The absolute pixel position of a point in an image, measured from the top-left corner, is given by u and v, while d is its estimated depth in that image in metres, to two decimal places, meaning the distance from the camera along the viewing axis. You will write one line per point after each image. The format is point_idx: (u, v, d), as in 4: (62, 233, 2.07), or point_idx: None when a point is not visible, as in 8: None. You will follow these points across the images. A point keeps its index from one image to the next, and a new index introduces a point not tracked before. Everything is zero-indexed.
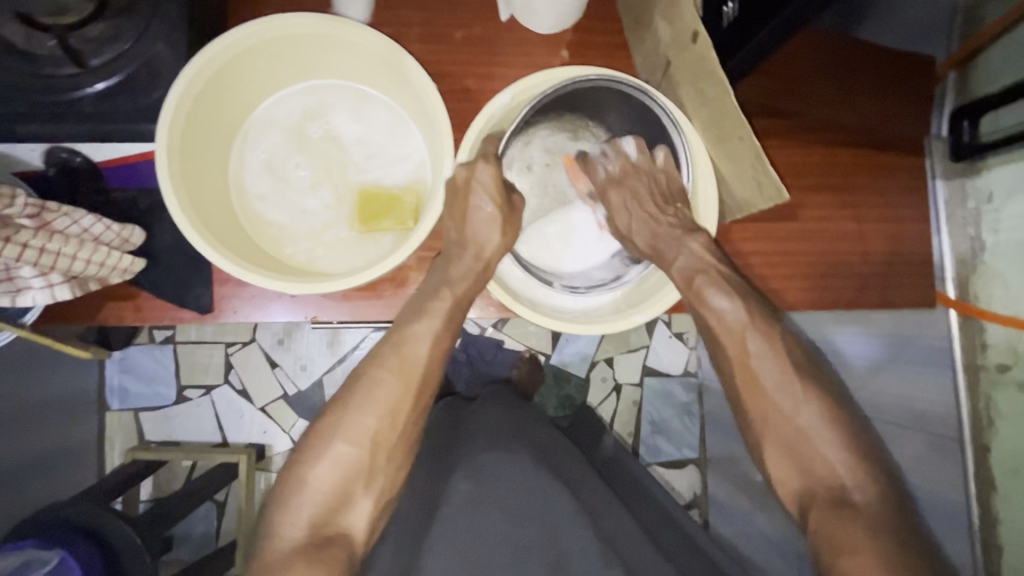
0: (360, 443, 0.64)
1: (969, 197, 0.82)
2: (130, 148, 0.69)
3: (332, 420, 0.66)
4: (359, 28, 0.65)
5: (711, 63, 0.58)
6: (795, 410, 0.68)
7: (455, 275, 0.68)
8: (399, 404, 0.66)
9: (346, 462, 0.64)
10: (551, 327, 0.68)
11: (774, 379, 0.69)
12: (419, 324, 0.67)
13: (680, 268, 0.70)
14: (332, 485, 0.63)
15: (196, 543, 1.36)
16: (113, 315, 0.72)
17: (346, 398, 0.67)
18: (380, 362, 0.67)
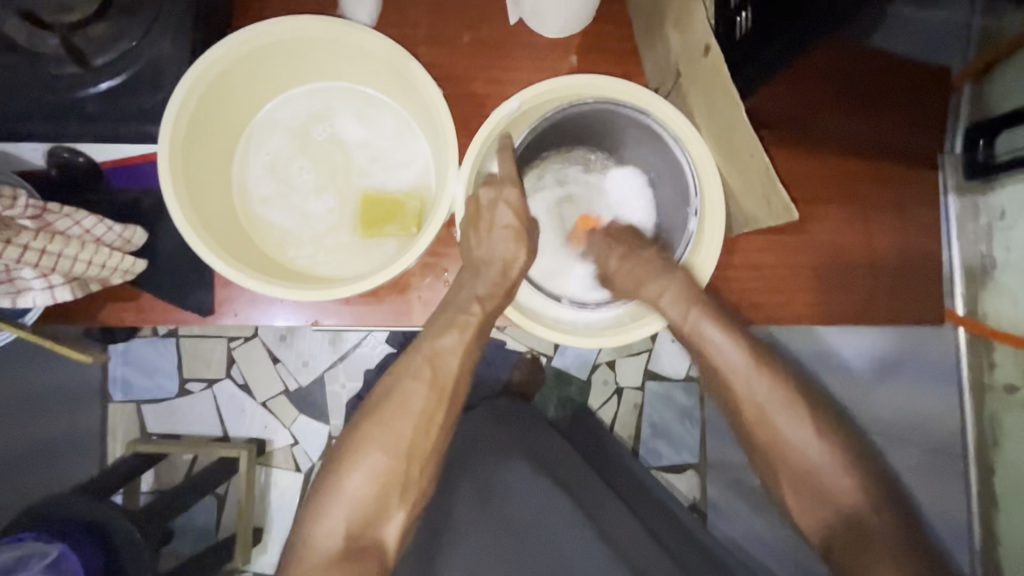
0: (396, 453, 0.68)
1: (981, 212, 0.82)
2: (133, 149, 0.68)
3: (370, 428, 0.70)
4: (366, 32, 0.65)
5: (723, 76, 0.57)
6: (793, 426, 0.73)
7: (483, 290, 0.68)
8: (430, 415, 0.70)
9: (383, 471, 0.68)
10: (547, 336, 0.67)
11: (777, 401, 0.73)
12: (449, 338, 0.69)
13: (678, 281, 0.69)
14: (369, 492, 0.68)
15: (196, 535, 1.36)
16: (112, 315, 0.71)
17: (380, 408, 0.70)
18: (413, 375, 0.70)
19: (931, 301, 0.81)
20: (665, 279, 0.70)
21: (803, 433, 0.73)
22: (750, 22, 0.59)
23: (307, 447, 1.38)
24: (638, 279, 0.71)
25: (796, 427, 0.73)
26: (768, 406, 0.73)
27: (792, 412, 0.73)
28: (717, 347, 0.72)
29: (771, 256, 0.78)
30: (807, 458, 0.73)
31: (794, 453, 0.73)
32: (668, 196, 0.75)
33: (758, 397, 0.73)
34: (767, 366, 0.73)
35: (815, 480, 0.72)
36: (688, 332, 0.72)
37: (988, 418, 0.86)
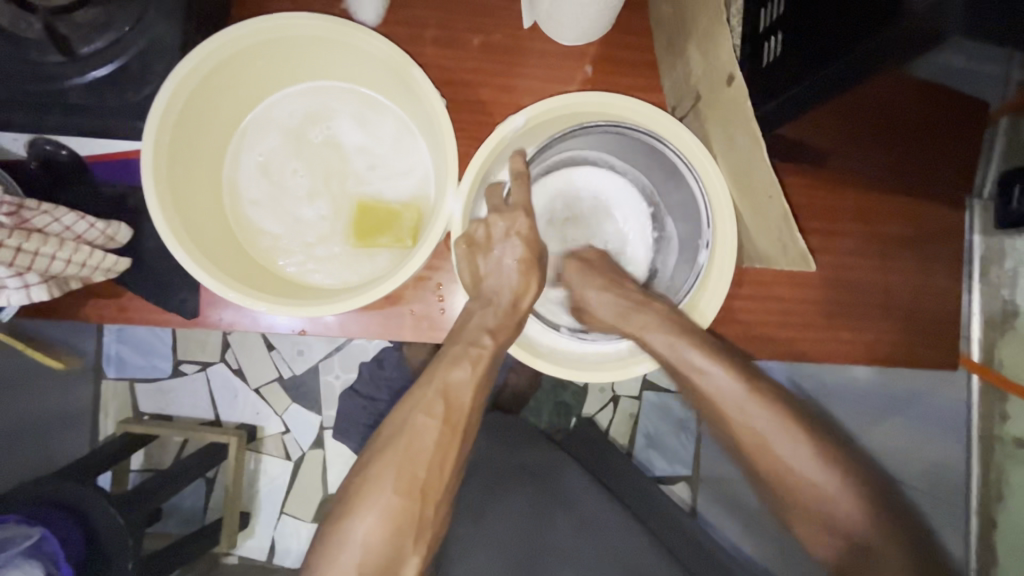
0: (410, 494, 0.60)
1: (1007, 256, 0.78)
2: (109, 146, 0.65)
3: (375, 470, 0.60)
4: (367, 34, 0.61)
5: (744, 109, 0.53)
6: (813, 473, 0.63)
7: (494, 321, 0.63)
8: (444, 455, 0.61)
9: (395, 515, 0.59)
10: (545, 370, 0.64)
11: (790, 444, 0.63)
12: (460, 373, 0.61)
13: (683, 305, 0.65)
14: (381, 542, 0.59)
15: (184, 517, 1.36)
16: (94, 310, 0.68)
17: (387, 449, 0.61)
18: (423, 410, 0.61)
19: (944, 344, 0.77)
20: (639, 313, 0.66)
21: (831, 485, 0.62)
22: (781, 49, 0.55)
23: (297, 436, 1.36)
24: (619, 312, 0.67)
25: (811, 475, 0.63)
26: (772, 445, 0.63)
27: (799, 446, 0.63)
28: (711, 391, 0.65)
29: (786, 289, 0.74)
30: (832, 513, 0.62)
31: (830, 513, 0.62)
32: (686, 227, 0.71)
33: (763, 436, 0.64)
34: (767, 401, 0.64)
35: (853, 543, 0.62)
36: (676, 367, 0.64)
37: (995, 472, 0.85)
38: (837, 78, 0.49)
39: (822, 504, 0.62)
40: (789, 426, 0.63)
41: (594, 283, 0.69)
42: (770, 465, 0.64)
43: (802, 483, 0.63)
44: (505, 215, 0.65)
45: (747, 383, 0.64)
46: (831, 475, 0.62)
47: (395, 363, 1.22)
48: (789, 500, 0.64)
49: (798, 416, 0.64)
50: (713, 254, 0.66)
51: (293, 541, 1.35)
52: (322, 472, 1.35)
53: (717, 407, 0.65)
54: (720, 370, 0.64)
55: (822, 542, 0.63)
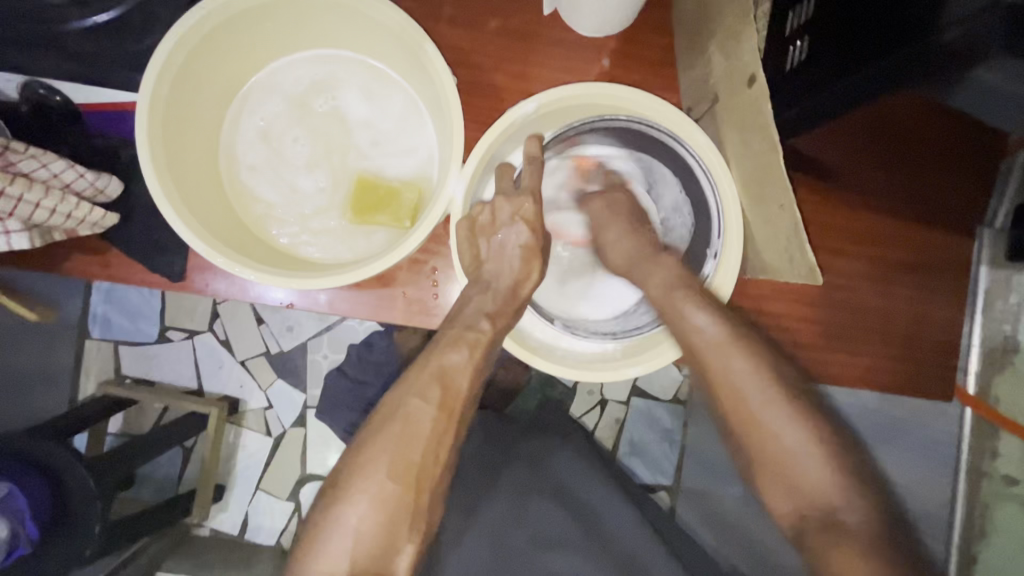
0: (405, 479, 0.57)
1: (1012, 290, 0.77)
2: (109, 95, 0.62)
3: (368, 456, 0.57)
4: (380, 3, 0.58)
5: (764, 113, 0.51)
6: (787, 431, 0.58)
7: (493, 305, 0.61)
8: (439, 442, 0.58)
9: (388, 503, 0.56)
10: (540, 367, 0.63)
11: (770, 401, 0.58)
12: (457, 357, 0.59)
13: (657, 283, 0.64)
14: (375, 526, 0.56)
15: (159, 484, 1.34)
16: (76, 265, 0.66)
17: (381, 434, 0.58)
18: (417, 394, 0.58)
19: (941, 374, 0.75)
20: (649, 266, 0.65)
21: (803, 452, 0.57)
22: (805, 55, 0.53)
23: (280, 413, 1.33)
24: (630, 262, 0.66)
25: (786, 434, 0.58)
26: (752, 402, 0.59)
27: (777, 407, 0.58)
28: (697, 339, 0.60)
29: (785, 304, 0.72)
30: (799, 477, 0.57)
31: (798, 480, 0.57)
32: (696, 236, 0.69)
33: (741, 391, 0.59)
34: (751, 357, 0.60)
35: (817, 507, 0.57)
36: (668, 317, 0.62)
37: (979, 508, 0.84)
38: (858, 87, 0.47)
39: (795, 473, 0.57)
40: (771, 382, 0.59)
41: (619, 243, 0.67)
42: (746, 423, 0.59)
43: (774, 442, 0.58)
44: (512, 198, 0.64)
45: (735, 334, 0.60)
46: (805, 439, 0.58)
47: (384, 348, 1.21)
48: (757, 459, 0.59)
49: (786, 380, 0.60)
50: (719, 266, 0.65)
51: (266, 519, 1.33)
52: (302, 452, 1.33)
53: (697, 353, 0.60)
54: (708, 317, 0.60)
55: (785, 504, 0.58)
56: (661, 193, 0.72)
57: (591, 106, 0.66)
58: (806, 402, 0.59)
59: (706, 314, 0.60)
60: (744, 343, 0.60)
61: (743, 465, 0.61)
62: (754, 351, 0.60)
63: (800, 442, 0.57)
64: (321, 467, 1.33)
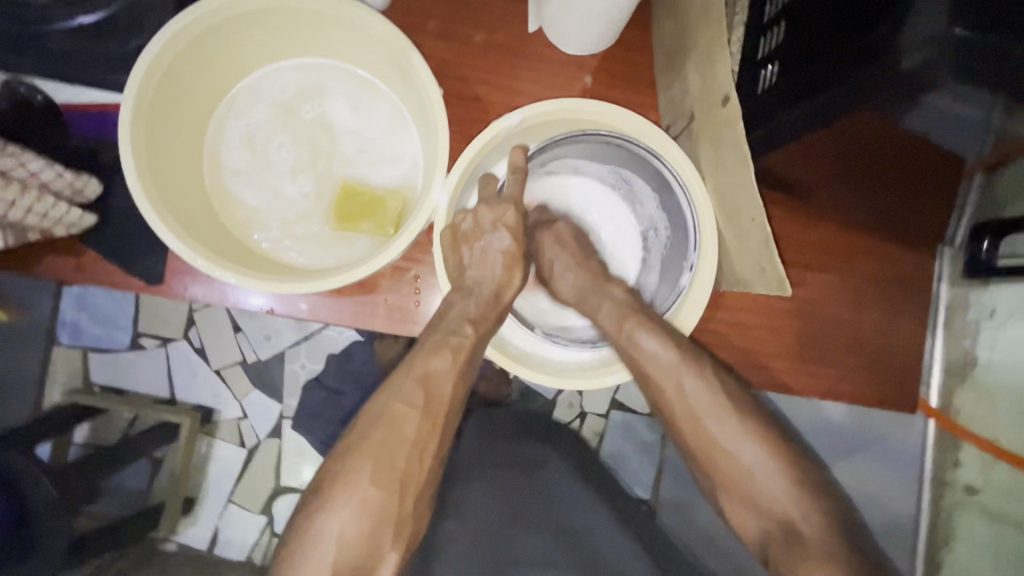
0: (390, 484, 0.57)
1: (971, 308, 0.80)
2: (91, 95, 0.62)
3: (353, 460, 0.57)
4: (369, 14, 0.60)
5: (737, 131, 0.53)
6: (739, 447, 0.61)
7: (476, 311, 0.61)
8: (423, 448, 0.58)
9: (373, 506, 0.56)
10: (522, 375, 0.64)
11: (721, 418, 0.61)
12: (441, 362, 0.59)
13: (605, 317, 0.65)
14: (358, 533, 0.55)
15: (125, 497, 1.29)
16: (50, 266, 0.65)
17: (366, 437, 0.58)
18: (401, 398, 0.58)
19: (903, 386, 0.79)
20: (600, 295, 0.66)
21: (759, 466, 0.60)
22: (776, 78, 0.56)
23: (254, 423, 1.31)
24: (580, 294, 0.67)
25: (741, 451, 0.61)
26: (704, 420, 0.61)
27: (732, 424, 0.61)
28: (651, 366, 0.61)
29: (761, 317, 0.75)
30: (757, 492, 0.60)
31: (756, 493, 0.60)
32: (675, 248, 0.70)
33: (695, 411, 0.62)
34: (701, 376, 0.62)
35: (777, 520, 0.59)
36: (622, 346, 0.63)
37: (943, 518, 0.87)
38: (824, 108, 0.50)
39: (753, 488, 0.60)
40: (725, 403, 0.61)
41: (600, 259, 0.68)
42: (703, 444, 0.62)
43: (731, 461, 0.61)
44: (494, 206, 0.64)
45: (686, 359, 0.62)
46: (759, 454, 0.61)
47: (364, 359, 1.20)
48: (715, 477, 0.62)
49: (736, 395, 0.63)
50: (696, 275, 0.66)
51: (238, 533, 1.30)
52: (276, 464, 1.30)
53: (651, 380, 0.63)
54: (658, 343, 0.61)
55: (747, 518, 0.61)
56: (640, 209, 0.74)
57: (574, 120, 0.68)
58: (753, 413, 0.62)
59: (659, 340, 0.61)
60: (699, 367, 0.62)
61: (706, 488, 0.64)
62: (705, 372, 0.62)
63: (757, 457, 0.60)
64: (296, 479, 1.30)
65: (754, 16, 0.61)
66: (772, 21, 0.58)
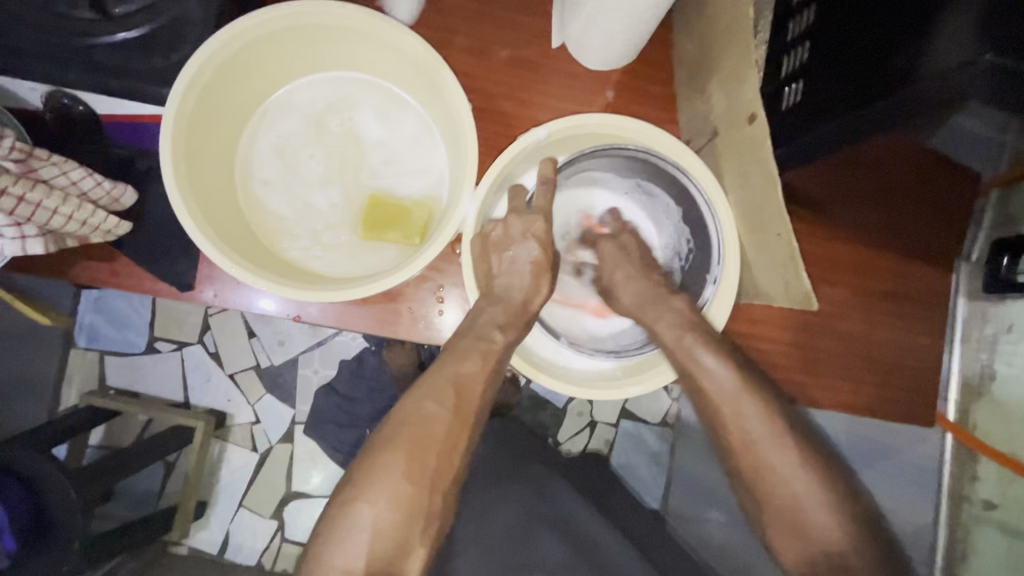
0: (422, 480, 0.58)
1: (989, 321, 0.79)
2: (133, 108, 0.64)
3: (385, 457, 0.58)
4: (403, 31, 0.62)
5: (764, 149, 0.54)
6: (794, 478, 0.60)
7: (504, 318, 0.62)
8: (453, 447, 0.59)
9: (405, 502, 0.57)
10: (543, 384, 0.65)
11: (779, 445, 0.60)
12: (470, 365, 0.60)
13: (665, 326, 0.65)
14: (389, 527, 0.56)
15: (137, 499, 1.30)
16: (83, 271, 0.67)
17: (397, 435, 0.59)
18: (432, 398, 0.59)
19: (919, 399, 0.79)
20: (659, 306, 0.66)
21: (807, 500, 0.59)
22: (801, 96, 0.57)
23: (266, 428, 1.31)
24: (642, 302, 0.67)
25: (796, 480, 0.60)
26: (762, 449, 0.61)
27: (788, 451, 0.60)
28: (709, 383, 0.62)
29: (779, 330, 0.76)
30: (809, 526, 0.59)
31: (805, 524, 0.59)
32: (697, 262, 0.71)
33: (752, 437, 0.61)
34: (762, 402, 0.62)
35: (827, 553, 0.58)
36: (682, 362, 0.63)
37: (961, 532, 0.87)
38: (848, 129, 0.51)
39: (803, 518, 0.59)
40: (782, 431, 0.61)
41: (623, 270, 0.69)
42: (759, 469, 0.61)
43: (784, 490, 0.60)
44: (523, 216, 0.66)
45: (750, 388, 0.62)
46: (814, 484, 0.59)
47: (376, 367, 1.22)
48: (767, 507, 0.61)
49: (793, 425, 0.62)
50: (718, 290, 0.67)
51: (248, 538, 1.30)
52: (288, 469, 1.31)
53: (710, 402, 0.63)
54: (718, 362, 0.62)
55: (794, 550, 0.60)
56: (662, 224, 0.75)
57: (596, 135, 0.69)
58: (804, 442, 0.61)
59: (719, 357, 0.62)
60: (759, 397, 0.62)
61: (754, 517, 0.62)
62: (767, 399, 0.62)
63: (811, 488, 0.59)
64: (307, 484, 1.31)
65: (775, 35, 0.63)
66: (795, 42, 0.59)
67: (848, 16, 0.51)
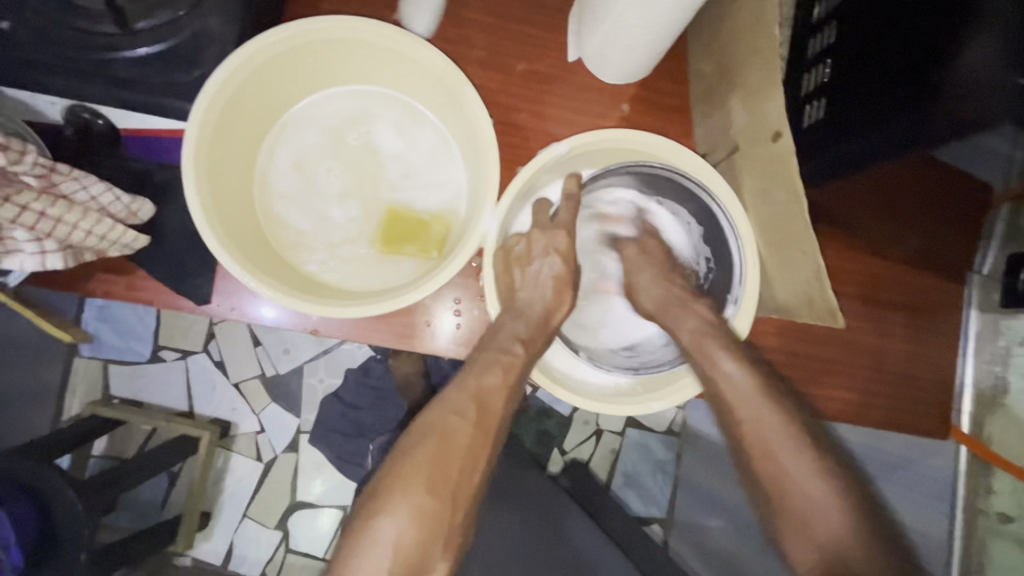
0: (443, 494, 0.57)
1: (1001, 334, 0.79)
2: (157, 123, 0.64)
3: (406, 471, 0.57)
4: (426, 47, 0.62)
5: (788, 167, 0.54)
6: (809, 482, 0.60)
7: (526, 332, 0.63)
8: (474, 460, 0.59)
9: (427, 517, 0.56)
10: (562, 398, 0.65)
11: (790, 447, 0.61)
12: (492, 379, 0.60)
13: (687, 330, 0.65)
14: (411, 543, 0.56)
15: (140, 510, 1.29)
16: (98, 284, 0.66)
17: (418, 449, 0.58)
18: (454, 412, 0.59)
19: (933, 411, 0.79)
20: (682, 309, 0.67)
21: (825, 502, 0.59)
22: (823, 113, 0.57)
23: (272, 436, 1.30)
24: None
25: (810, 484, 0.60)
26: (775, 450, 0.61)
27: (801, 456, 0.61)
28: (723, 383, 0.63)
29: (793, 342, 0.76)
30: (824, 534, 0.59)
31: (820, 533, 0.59)
32: (718, 280, 0.71)
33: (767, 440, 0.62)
34: (775, 405, 0.63)
35: (843, 563, 0.57)
36: (701, 365, 0.64)
37: (977, 544, 0.87)
38: (875, 145, 0.51)
39: (819, 524, 0.59)
40: (793, 431, 0.62)
41: (646, 273, 0.70)
42: (773, 474, 0.61)
43: (799, 495, 0.60)
44: (546, 231, 0.67)
45: (761, 389, 0.63)
46: (829, 490, 0.60)
47: (381, 375, 1.23)
48: (781, 513, 0.61)
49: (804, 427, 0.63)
50: (739, 311, 0.67)
51: (252, 548, 1.29)
52: (292, 478, 1.30)
53: (727, 403, 0.63)
54: (741, 375, 0.63)
55: (809, 559, 0.59)
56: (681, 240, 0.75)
57: (617, 150, 0.69)
58: (813, 442, 0.62)
59: (733, 359, 0.63)
60: (771, 398, 0.63)
61: (767, 522, 0.63)
62: (778, 400, 0.63)
63: (825, 493, 0.59)
64: (312, 494, 1.30)
65: (795, 51, 0.63)
66: (816, 58, 0.59)
67: (867, 36, 0.51)
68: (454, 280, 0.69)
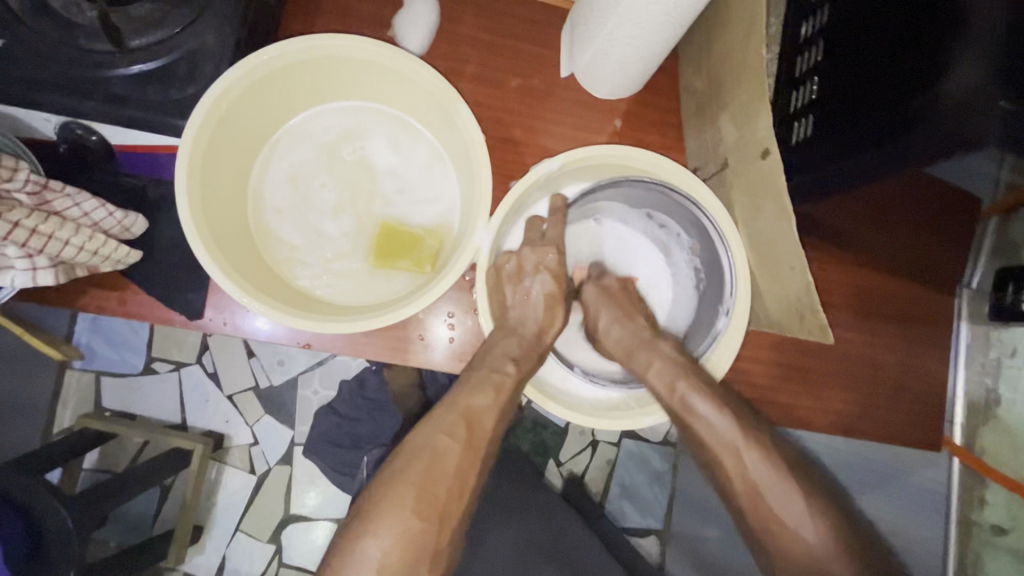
0: (428, 514, 0.57)
1: (992, 346, 0.81)
2: (155, 139, 0.65)
3: (394, 491, 0.57)
4: (420, 65, 0.62)
5: (777, 184, 0.55)
6: (803, 528, 0.61)
7: (518, 350, 0.63)
8: (463, 479, 0.59)
9: (413, 537, 0.56)
10: (555, 413, 0.65)
11: (781, 489, 0.62)
12: (483, 398, 0.60)
13: (655, 376, 0.65)
14: (396, 563, 0.56)
15: (131, 524, 1.27)
16: (90, 300, 0.66)
17: (405, 469, 0.58)
18: (444, 431, 0.59)
19: (925, 424, 0.79)
20: (648, 352, 0.67)
21: (807, 528, 0.61)
22: (811, 131, 0.58)
23: (265, 449, 1.30)
24: (629, 350, 0.68)
25: (803, 529, 0.61)
26: (766, 494, 0.62)
27: (796, 502, 0.62)
28: (705, 430, 0.64)
29: (785, 356, 0.76)
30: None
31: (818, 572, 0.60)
32: (710, 290, 0.71)
33: (757, 484, 0.63)
34: (761, 450, 0.63)
35: None
36: (677, 411, 0.64)
37: (971, 557, 0.88)
38: (861, 164, 0.52)
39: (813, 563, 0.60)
40: (782, 473, 0.63)
41: (610, 317, 0.70)
42: (766, 520, 0.62)
43: (794, 540, 0.61)
44: (536, 248, 0.67)
45: (746, 433, 0.64)
46: (824, 533, 0.61)
47: (377, 387, 1.21)
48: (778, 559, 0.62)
49: (794, 467, 0.64)
50: (731, 321, 0.67)
51: (244, 563, 1.28)
52: (285, 492, 1.29)
53: (713, 452, 0.65)
54: (713, 409, 0.63)
55: None
56: (673, 252, 0.75)
57: (609, 165, 0.70)
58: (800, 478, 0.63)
59: (711, 407, 0.63)
60: (757, 441, 0.64)
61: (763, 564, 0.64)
62: (763, 445, 0.64)
63: (820, 537, 0.61)
64: (306, 508, 1.29)
65: (784, 69, 0.64)
66: (804, 76, 0.60)
67: (853, 56, 0.52)
68: (447, 295, 0.69)
